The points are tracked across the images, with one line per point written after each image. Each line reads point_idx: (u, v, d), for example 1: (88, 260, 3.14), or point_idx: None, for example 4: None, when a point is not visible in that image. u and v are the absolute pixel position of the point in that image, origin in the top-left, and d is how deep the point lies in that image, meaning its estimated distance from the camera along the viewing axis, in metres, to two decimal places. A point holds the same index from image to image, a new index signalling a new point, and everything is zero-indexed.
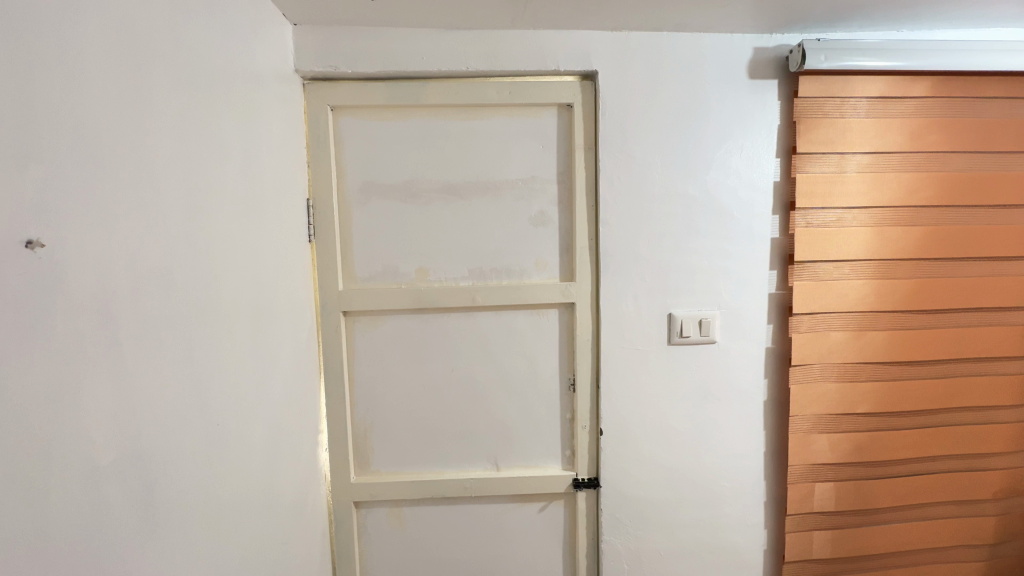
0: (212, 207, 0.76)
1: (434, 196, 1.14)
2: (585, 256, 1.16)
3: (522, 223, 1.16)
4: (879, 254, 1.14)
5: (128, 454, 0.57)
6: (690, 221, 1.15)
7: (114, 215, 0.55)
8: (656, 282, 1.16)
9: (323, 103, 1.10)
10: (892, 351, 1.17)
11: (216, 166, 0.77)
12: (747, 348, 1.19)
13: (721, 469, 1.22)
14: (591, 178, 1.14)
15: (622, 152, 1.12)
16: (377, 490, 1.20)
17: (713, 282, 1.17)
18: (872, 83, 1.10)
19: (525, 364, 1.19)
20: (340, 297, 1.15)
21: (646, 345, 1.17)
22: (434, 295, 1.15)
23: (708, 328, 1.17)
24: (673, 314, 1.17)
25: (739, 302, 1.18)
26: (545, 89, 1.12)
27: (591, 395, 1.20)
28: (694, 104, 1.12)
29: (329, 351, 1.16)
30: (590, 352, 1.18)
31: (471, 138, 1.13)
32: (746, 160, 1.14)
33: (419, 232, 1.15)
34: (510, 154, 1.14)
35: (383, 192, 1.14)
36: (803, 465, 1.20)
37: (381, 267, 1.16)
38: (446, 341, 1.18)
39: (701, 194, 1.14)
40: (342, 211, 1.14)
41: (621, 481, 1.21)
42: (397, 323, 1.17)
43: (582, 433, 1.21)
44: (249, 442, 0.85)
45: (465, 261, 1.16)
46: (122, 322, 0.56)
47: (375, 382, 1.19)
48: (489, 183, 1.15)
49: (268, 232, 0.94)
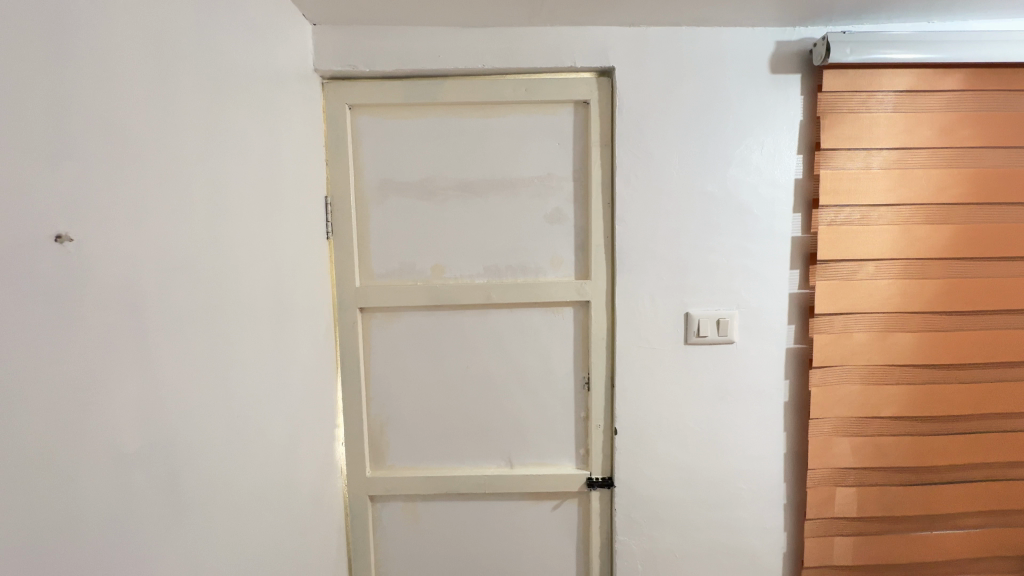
0: (236, 205, 0.78)
1: (450, 194, 1.15)
2: (601, 254, 1.15)
3: (538, 220, 1.15)
4: (905, 253, 1.10)
5: (152, 443, 0.59)
6: (708, 219, 1.13)
7: (140, 210, 0.57)
8: (673, 280, 1.14)
9: (342, 102, 1.11)
10: (919, 353, 1.13)
11: (239, 162, 0.79)
12: (767, 348, 1.17)
13: (739, 471, 1.20)
14: (607, 176, 1.13)
15: (639, 149, 1.11)
16: (392, 485, 1.21)
17: (732, 281, 1.14)
18: (900, 76, 1.06)
19: (540, 362, 1.19)
20: (357, 293, 1.16)
21: (663, 344, 1.16)
22: (449, 293, 1.16)
23: (726, 328, 1.15)
24: (690, 313, 1.15)
25: (758, 301, 1.15)
26: (562, 86, 1.11)
27: (606, 394, 1.19)
28: (714, 99, 1.10)
29: (345, 346, 1.17)
30: (605, 351, 1.17)
31: (488, 136, 1.13)
32: (767, 157, 1.12)
33: (434, 229, 1.16)
34: (526, 152, 1.14)
35: (400, 190, 1.15)
36: (824, 469, 1.17)
37: (397, 265, 1.17)
38: (461, 338, 1.19)
39: (720, 192, 1.12)
40: (360, 209, 1.15)
41: (635, 482, 1.20)
42: (413, 319, 1.18)
43: (596, 432, 1.20)
44: (268, 433, 0.87)
45: (480, 259, 1.17)
46: (149, 318, 0.58)
47: (391, 378, 1.20)
48: (505, 180, 1.15)
49: (288, 231, 0.96)
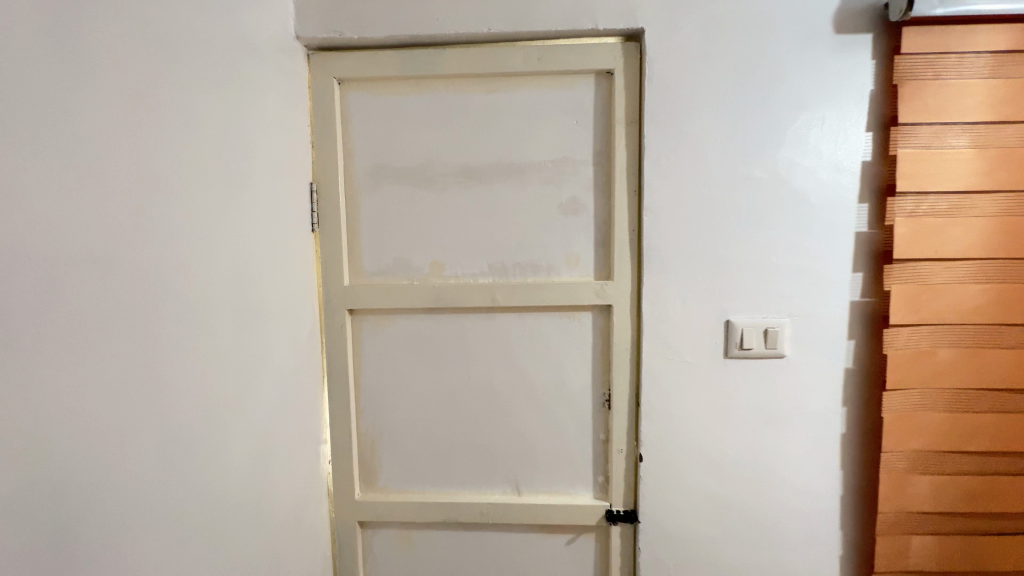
0: (181, 185, 0.65)
1: (451, 181, 1.00)
2: (625, 250, 0.98)
3: (551, 211, 1.00)
4: (1004, 252, 0.90)
5: (30, 483, 0.46)
6: (755, 209, 0.94)
7: (10, 182, 0.44)
8: (712, 282, 0.96)
9: (328, 76, 0.98)
10: (1019, 375, 0.92)
11: (185, 135, 0.65)
12: (825, 365, 0.97)
13: (789, 512, 1.00)
14: (634, 158, 0.96)
15: (672, 126, 0.93)
16: (383, 509, 1.07)
17: (783, 284, 0.95)
18: (999, 33, 0.86)
19: (552, 374, 1.03)
20: (345, 293, 1.02)
21: (698, 357, 0.97)
22: (449, 294, 1.01)
23: (775, 340, 0.96)
24: (731, 321, 0.96)
25: (816, 309, 0.96)
26: (581, 53, 0.95)
27: (629, 414, 1.02)
28: (763, 66, 0.92)
29: (332, 353, 1.04)
30: (629, 364, 1.00)
31: (494, 114, 0.98)
32: (828, 135, 0.93)
33: (432, 221, 1.01)
34: (538, 132, 0.98)
35: (394, 176, 1.01)
36: (896, 513, 0.97)
37: (391, 261, 1.03)
38: (462, 346, 1.04)
39: (769, 177, 0.93)
40: (349, 198, 1.02)
41: (664, 519, 1.02)
42: (408, 324, 1.04)
43: (618, 458, 1.03)
44: (226, 457, 0.74)
45: (484, 255, 1.02)
46: (29, 320, 0.46)
47: (383, 389, 1.06)
48: (514, 164, 0.99)
49: (259, 221, 0.83)
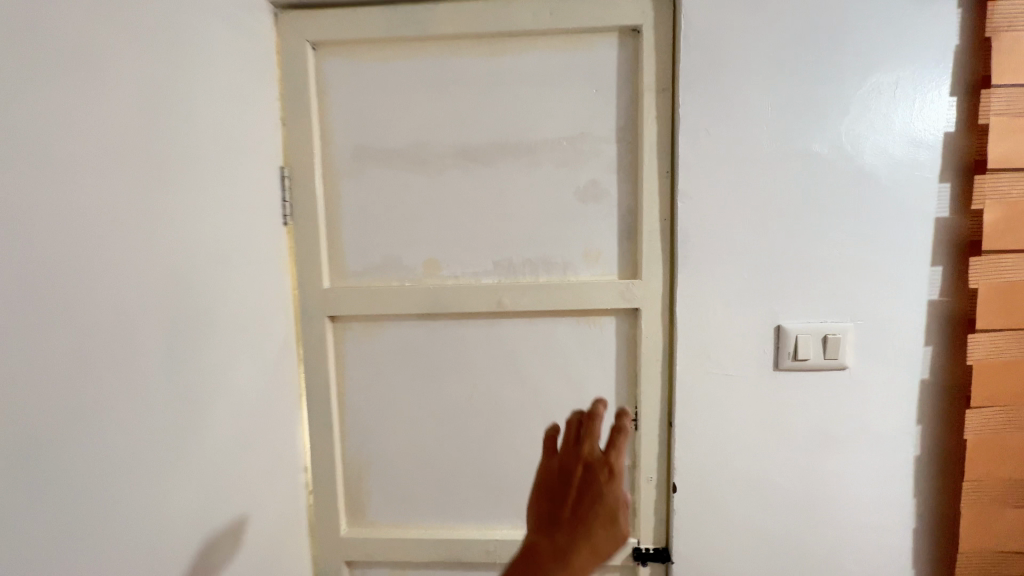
0: (96, 166, 0.49)
1: (447, 164, 0.85)
2: (655, 244, 0.82)
3: (566, 198, 0.84)
4: None
5: None
6: (812, 193, 0.78)
7: None
8: (759, 281, 0.80)
9: (300, 39, 0.82)
10: None
11: (97, 99, 0.49)
12: (894, 379, 0.81)
13: (848, 550, 0.85)
14: (666, 133, 0.80)
15: (713, 94, 0.77)
16: (373, 546, 0.93)
17: (845, 281, 0.80)
18: None
19: (568, 390, 0.88)
20: (324, 297, 0.87)
21: (743, 370, 0.82)
22: (446, 297, 0.86)
23: (835, 348, 0.80)
24: (783, 327, 0.81)
25: (884, 311, 0.80)
26: (603, 7, 0.79)
27: (660, 436, 0.86)
28: (824, 18, 0.76)
29: (311, 367, 0.89)
30: (660, 378, 0.85)
31: (499, 83, 0.83)
32: (903, 101, 0.76)
33: (426, 211, 0.86)
34: (551, 103, 0.82)
35: (381, 159, 0.85)
36: (979, 553, 0.81)
37: (378, 260, 0.88)
38: (463, 357, 0.89)
39: (828, 153, 0.78)
40: (328, 185, 0.86)
41: (701, 559, 0.87)
42: (399, 332, 0.89)
43: (646, 488, 0.88)
44: (171, 511, 0.59)
45: (488, 251, 0.86)
46: None
47: (371, 408, 0.91)
48: (522, 142, 0.84)
49: (214, 213, 0.68)
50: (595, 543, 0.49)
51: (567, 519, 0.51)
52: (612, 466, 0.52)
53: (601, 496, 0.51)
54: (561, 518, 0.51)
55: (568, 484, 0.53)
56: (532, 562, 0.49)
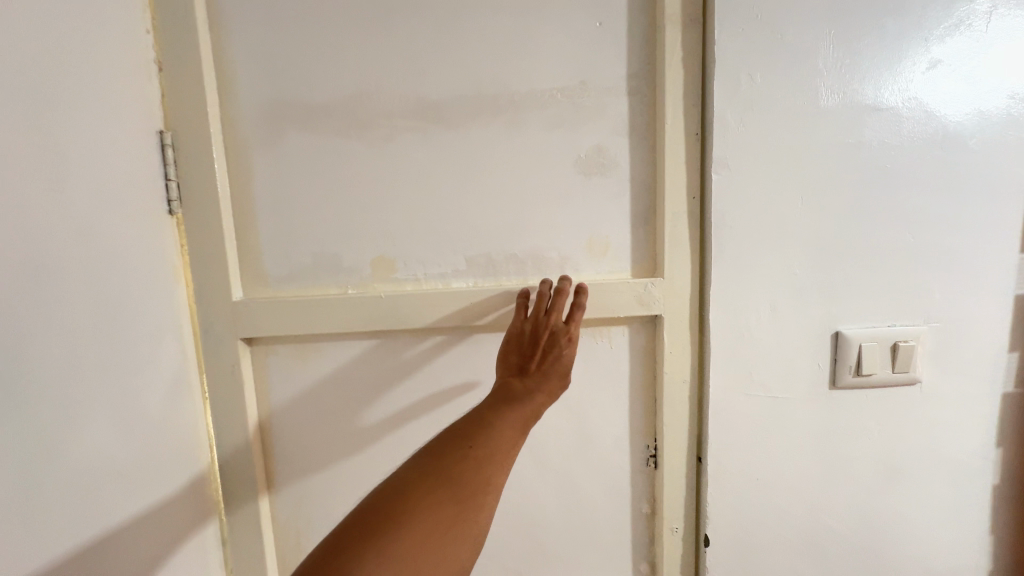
0: None
1: (399, 127, 0.62)
2: (682, 230, 0.62)
3: (561, 173, 0.63)
4: None
5: None
6: (880, 160, 0.60)
7: None
8: (813, 276, 0.62)
9: None
10: None
11: None
12: (973, 393, 0.65)
13: None
14: (694, 80, 0.60)
15: (757, 28, 0.58)
16: None
17: (919, 274, 0.63)
18: None
19: (569, 422, 0.68)
20: (234, 313, 0.63)
21: (790, 389, 0.64)
22: (403, 308, 0.63)
23: (907, 359, 0.63)
24: (842, 335, 0.63)
25: (965, 309, 0.63)
26: None
27: (688, 476, 0.67)
28: None
29: (220, 409, 0.65)
30: (688, 403, 0.66)
31: (467, 15, 0.60)
32: (991, 40, 0.59)
33: (373, 192, 0.63)
34: (539, 44, 0.61)
35: (306, 121, 0.62)
36: None
37: (309, 260, 0.64)
38: (431, 385, 0.67)
39: (902, 108, 0.60)
40: (233, 158, 0.62)
41: None
42: (342, 357, 0.66)
43: (671, 540, 0.69)
44: None
45: (459, 246, 0.64)
46: None
47: (309, 457, 0.68)
48: (500, 98, 0.62)
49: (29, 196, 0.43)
50: (554, 388, 0.53)
51: (533, 370, 0.54)
52: (572, 333, 0.56)
53: (561, 354, 0.55)
54: (527, 370, 0.54)
55: (534, 342, 0.56)
56: (501, 397, 0.51)
